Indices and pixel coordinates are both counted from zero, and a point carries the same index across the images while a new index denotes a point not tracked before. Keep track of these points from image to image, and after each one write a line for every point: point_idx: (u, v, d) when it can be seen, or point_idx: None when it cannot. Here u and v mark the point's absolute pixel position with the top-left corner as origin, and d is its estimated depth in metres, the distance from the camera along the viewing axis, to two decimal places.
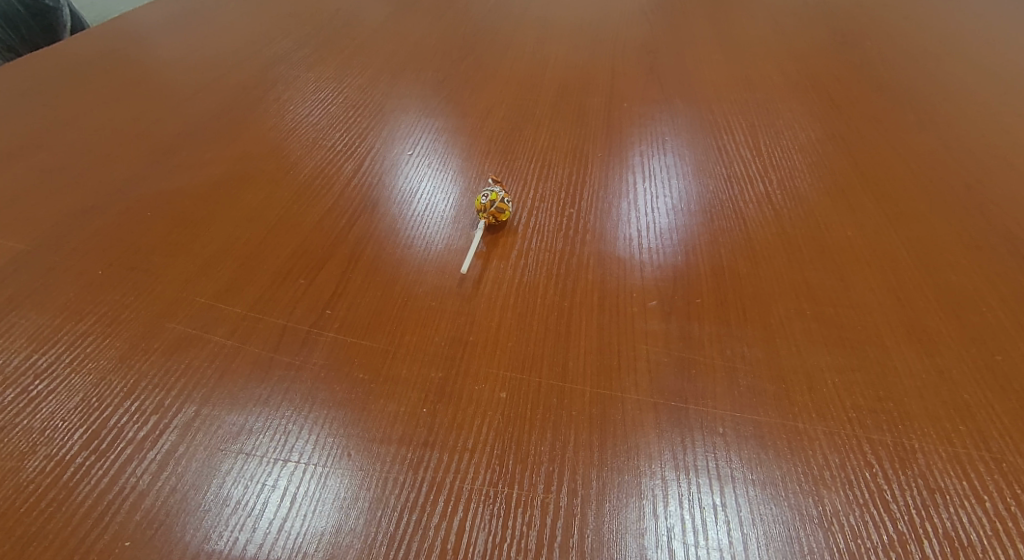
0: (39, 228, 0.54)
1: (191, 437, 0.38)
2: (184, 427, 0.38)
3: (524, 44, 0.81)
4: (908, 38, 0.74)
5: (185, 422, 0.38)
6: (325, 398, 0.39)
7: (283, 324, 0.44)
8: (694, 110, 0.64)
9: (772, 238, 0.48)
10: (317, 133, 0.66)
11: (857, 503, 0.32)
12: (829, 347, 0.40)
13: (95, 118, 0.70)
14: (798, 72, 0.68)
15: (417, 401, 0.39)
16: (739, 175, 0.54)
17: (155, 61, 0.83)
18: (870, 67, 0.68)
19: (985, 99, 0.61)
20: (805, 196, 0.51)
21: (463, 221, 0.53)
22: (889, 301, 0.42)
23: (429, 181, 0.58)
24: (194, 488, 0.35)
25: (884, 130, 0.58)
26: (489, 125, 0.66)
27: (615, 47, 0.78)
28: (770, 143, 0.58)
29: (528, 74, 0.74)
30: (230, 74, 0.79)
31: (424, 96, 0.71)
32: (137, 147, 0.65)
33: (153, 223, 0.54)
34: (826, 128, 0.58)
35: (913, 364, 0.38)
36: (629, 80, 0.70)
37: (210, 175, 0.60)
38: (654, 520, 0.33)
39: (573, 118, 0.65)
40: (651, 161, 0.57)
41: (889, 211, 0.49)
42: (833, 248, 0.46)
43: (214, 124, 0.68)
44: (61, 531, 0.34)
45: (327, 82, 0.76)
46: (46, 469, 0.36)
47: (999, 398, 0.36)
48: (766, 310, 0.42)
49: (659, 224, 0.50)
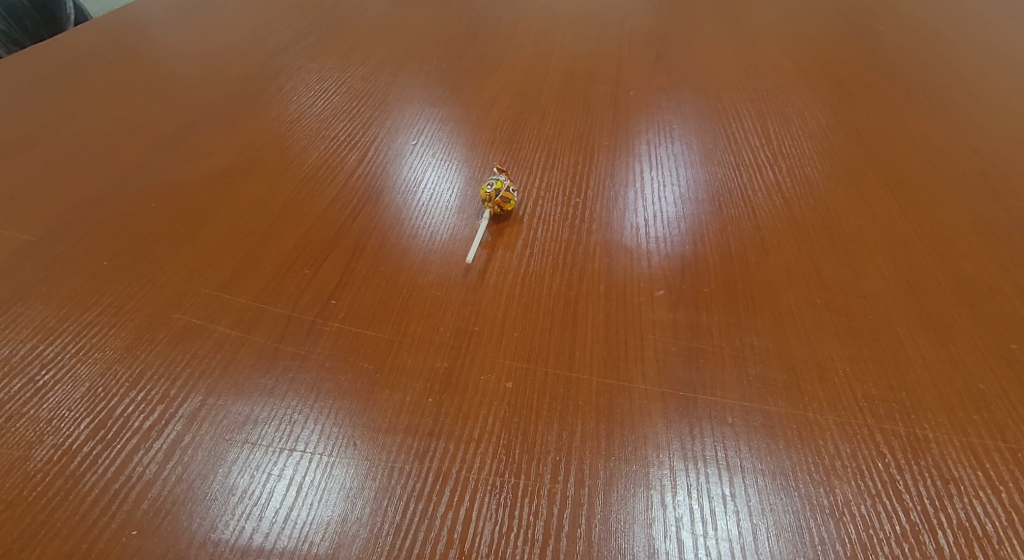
0: (44, 220, 0.54)
1: (200, 424, 0.38)
2: (193, 411, 0.38)
3: (528, 32, 0.80)
4: (919, 23, 0.72)
5: (194, 407, 0.39)
6: (330, 388, 0.39)
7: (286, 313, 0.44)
8: (701, 96, 0.63)
9: (782, 226, 0.47)
10: (320, 124, 0.66)
11: (869, 493, 0.32)
12: (840, 337, 0.39)
13: (99, 109, 0.70)
14: (808, 56, 0.67)
15: (422, 391, 0.39)
16: (748, 163, 0.53)
17: (157, 51, 0.82)
18: (882, 50, 0.67)
19: (999, 83, 0.59)
20: (815, 182, 0.50)
21: (467, 210, 0.52)
22: (901, 290, 0.41)
23: (433, 171, 0.57)
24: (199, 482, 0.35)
25: (896, 114, 0.56)
26: (493, 115, 0.65)
27: (621, 34, 0.76)
28: (780, 128, 0.57)
29: (532, 62, 0.73)
30: (232, 64, 0.78)
31: (427, 86, 0.71)
32: (139, 138, 0.65)
33: (157, 214, 0.54)
34: (838, 113, 0.57)
35: (924, 353, 0.38)
36: (636, 68, 0.69)
37: (213, 166, 0.60)
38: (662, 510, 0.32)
39: (579, 107, 0.64)
40: (658, 150, 0.56)
41: (900, 195, 0.48)
42: (844, 235, 0.45)
43: (216, 115, 0.68)
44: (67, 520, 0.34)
45: (330, 72, 0.75)
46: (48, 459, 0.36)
47: (1012, 388, 0.36)
48: (775, 299, 0.42)
49: (666, 215, 0.49)
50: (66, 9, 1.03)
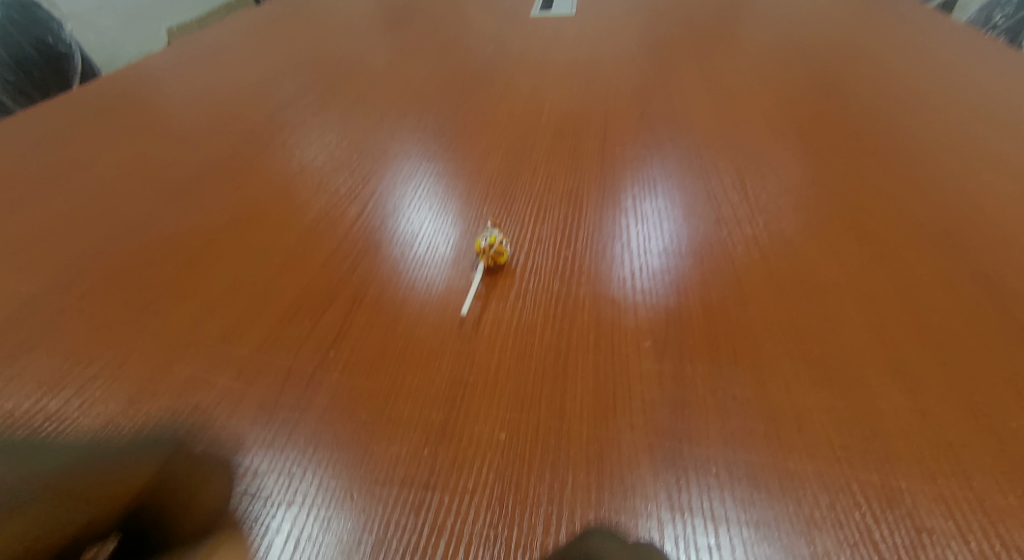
0: (52, 272, 0.57)
1: (197, 477, 0.39)
2: (192, 465, 0.39)
3: (521, 88, 0.85)
4: (891, 75, 0.76)
5: (193, 461, 0.40)
6: (329, 440, 0.41)
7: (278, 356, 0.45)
8: (684, 152, 0.66)
9: (760, 278, 0.49)
10: (322, 177, 0.69)
11: (847, 544, 0.34)
12: (817, 387, 0.41)
13: (108, 162, 0.73)
14: (785, 112, 0.71)
15: (418, 441, 0.40)
16: (729, 218, 0.56)
17: (164, 105, 0.86)
18: (854, 106, 0.71)
19: (965, 136, 0.63)
20: (792, 235, 0.53)
21: (461, 262, 0.55)
22: (873, 341, 0.43)
23: (429, 223, 0.60)
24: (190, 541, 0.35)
25: (867, 170, 0.59)
26: (488, 168, 0.68)
27: (609, 91, 0.81)
28: (757, 183, 0.60)
29: (525, 117, 0.77)
30: (237, 118, 0.82)
31: (424, 140, 0.74)
32: (145, 191, 0.68)
33: (162, 266, 0.57)
34: (812, 169, 0.61)
35: (897, 404, 0.39)
36: (622, 124, 0.73)
37: (218, 219, 0.62)
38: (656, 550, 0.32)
39: (568, 161, 0.68)
40: (644, 204, 0.59)
41: (870, 249, 0.50)
42: (820, 287, 0.48)
43: (221, 168, 0.71)
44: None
45: (332, 126, 0.79)
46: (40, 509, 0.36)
47: (979, 438, 0.37)
48: (755, 350, 0.44)
49: (651, 268, 0.52)
50: (74, 63, 1.10)
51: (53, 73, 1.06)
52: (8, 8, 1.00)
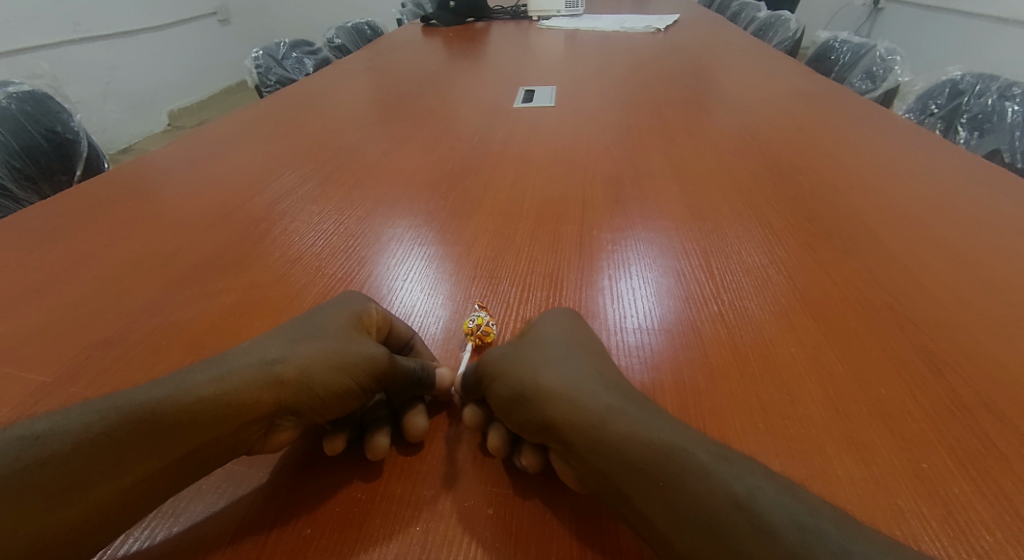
0: (60, 360, 0.60)
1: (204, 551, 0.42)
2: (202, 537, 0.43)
3: (505, 175, 0.92)
4: (841, 162, 0.84)
5: (201, 534, 0.43)
6: (330, 509, 0.44)
7: (417, 345, 0.56)
8: (656, 235, 0.72)
9: (725, 354, 0.53)
10: (319, 262, 0.73)
11: None
12: (779, 458, 0.44)
13: (115, 251, 0.78)
14: (746, 197, 0.78)
15: (410, 518, 0.43)
16: (697, 297, 0.61)
17: (171, 195, 0.92)
18: (807, 190, 0.78)
19: (907, 219, 0.69)
20: (753, 313, 0.57)
21: (451, 342, 0.59)
22: (828, 413, 0.47)
23: (422, 304, 0.64)
24: (370, 450, 0.47)
25: (820, 251, 0.65)
26: (475, 252, 0.73)
27: (585, 178, 0.88)
28: (721, 264, 0.65)
29: (509, 204, 0.84)
30: (240, 207, 0.87)
31: (415, 226, 0.80)
32: (151, 279, 0.72)
33: (167, 352, 0.60)
34: (771, 250, 0.66)
35: (852, 473, 0.43)
36: (597, 209, 0.79)
37: (220, 305, 0.66)
38: (570, 329, 0.54)
39: (549, 244, 0.73)
40: (619, 284, 0.64)
41: (824, 326, 0.55)
42: (778, 362, 0.52)
43: (223, 255, 0.76)
44: (321, 396, 0.46)
45: (329, 214, 0.85)
46: (306, 341, 0.49)
47: (927, 505, 0.41)
48: (723, 422, 0.47)
49: (628, 344, 0.56)
50: (81, 149, 1.16)
51: (58, 160, 1.12)
52: (23, 101, 1.08)
